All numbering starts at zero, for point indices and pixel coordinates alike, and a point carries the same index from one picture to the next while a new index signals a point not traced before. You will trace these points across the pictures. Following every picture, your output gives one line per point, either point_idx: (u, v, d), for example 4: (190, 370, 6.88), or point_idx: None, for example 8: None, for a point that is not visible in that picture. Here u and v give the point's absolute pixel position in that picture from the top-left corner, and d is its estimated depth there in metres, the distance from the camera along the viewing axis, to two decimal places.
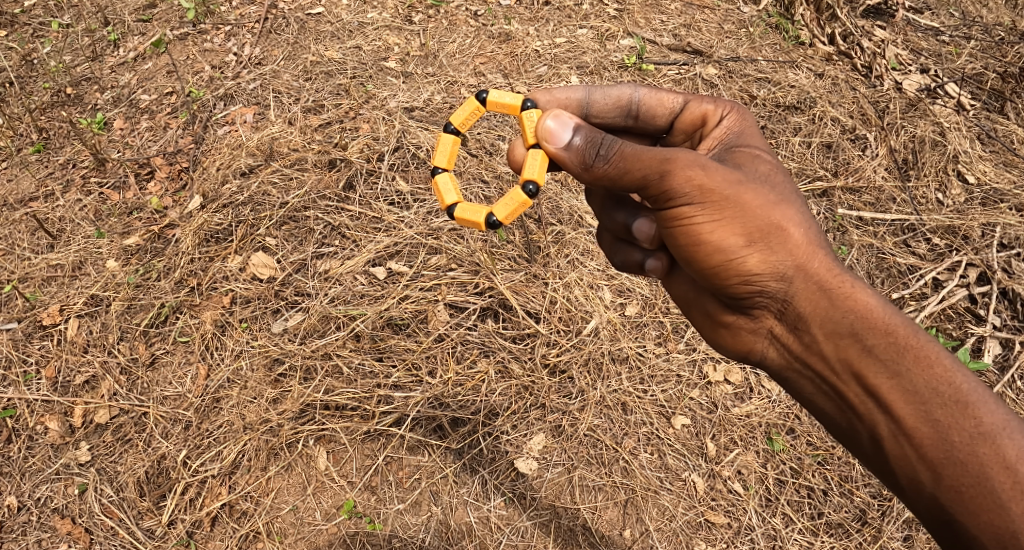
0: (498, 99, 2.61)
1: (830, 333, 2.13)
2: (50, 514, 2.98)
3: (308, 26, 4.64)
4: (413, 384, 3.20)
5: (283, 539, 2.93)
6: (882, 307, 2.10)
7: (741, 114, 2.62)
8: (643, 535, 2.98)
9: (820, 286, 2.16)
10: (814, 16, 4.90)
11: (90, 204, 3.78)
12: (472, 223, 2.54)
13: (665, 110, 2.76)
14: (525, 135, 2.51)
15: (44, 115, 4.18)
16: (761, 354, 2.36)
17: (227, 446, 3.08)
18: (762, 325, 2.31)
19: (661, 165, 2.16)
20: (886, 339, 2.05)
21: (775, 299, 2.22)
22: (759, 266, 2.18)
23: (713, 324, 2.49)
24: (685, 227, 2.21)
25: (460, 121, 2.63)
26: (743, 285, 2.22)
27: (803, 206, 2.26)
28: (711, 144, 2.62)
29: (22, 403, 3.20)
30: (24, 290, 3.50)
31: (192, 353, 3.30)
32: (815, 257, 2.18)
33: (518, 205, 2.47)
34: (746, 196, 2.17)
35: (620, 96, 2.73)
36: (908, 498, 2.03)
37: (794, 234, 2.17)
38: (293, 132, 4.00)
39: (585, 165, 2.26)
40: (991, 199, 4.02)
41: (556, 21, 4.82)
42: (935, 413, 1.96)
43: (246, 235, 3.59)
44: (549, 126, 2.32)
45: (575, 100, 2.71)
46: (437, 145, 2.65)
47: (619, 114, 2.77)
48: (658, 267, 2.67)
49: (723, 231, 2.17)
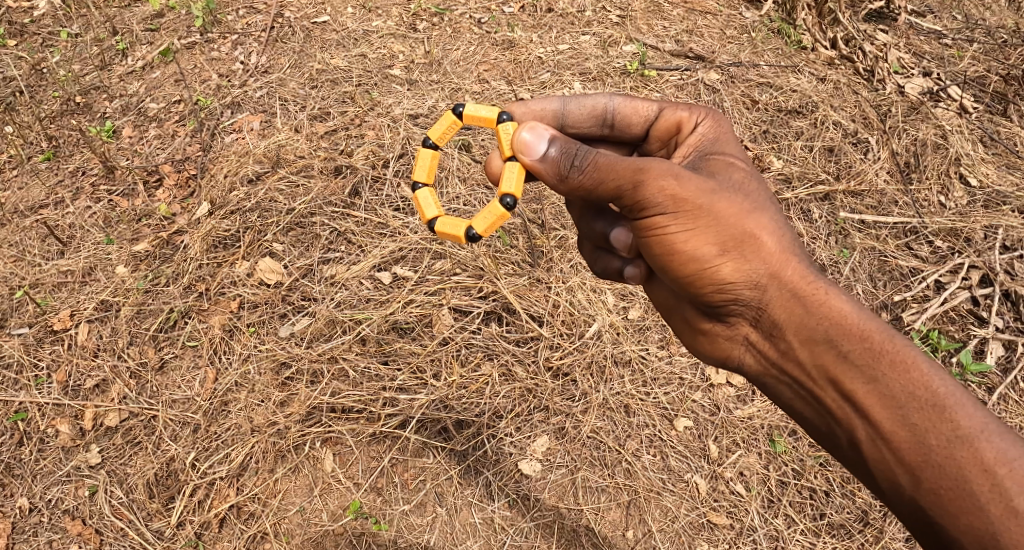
0: (474, 112, 2.63)
1: (805, 339, 2.17)
2: (61, 515, 3.03)
3: (315, 35, 4.69)
4: (418, 387, 3.25)
5: (290, 539, 2.97)
6: (855, 312, 2.13)
7: (717, 120, 2.62)
8: (647, 535, 3.01)
9: (794, 293, 2.18)
10: (816, 21, 4.95)
11: (100, 212, 3.84)
12: (453, 237, 2.60)
13: (640, 118, 2.79)
14: (501, 148, 2.52)
15: (55, 123, 4.25)
16: (738, 361, 2.39)
17: (235, 449, 3.12)
18: (739, 332, 2.34)
19: (634, 175, 2.20)
20: (860, 345, 2.08)
21: (750, 307, 2.25)
22: (734, 275, 2.21)
23: (693, 331, 2.53)
24: (660, 238, 2.24)
25: (437, 135, 2.66)
26: (720, 293, 2.26)
27: (777, 213, 2.28)
28: (685, 152, 2.62)
29: (33, 407, 3.24)
30: (36, 296, 3.55)
31: (201, 357, 3.35)
32: (789, 265, 2.20)
33: (497, 218, 2.52)
34: (720, 205, 2.20)
35: (595, 106, 2.78)
36: (888, 501, 2.06)
37: (766, 242, 2.21)
38: (300, 139, 4.06)
39: (560, 176, 2.32)
40: (994, 201, 4.05)
41: (560, 28, 4.87)
42: (912, 417, 1.99)
43: (253, 241, 3.65)
44: (524, 138, 2.37)
45: (551, 111, 2.76)
46: (417, 159, 2.69)
47: (595, 124, 2.83)
48: (637, 274, 2.68)
49: (698, 241, 2.20)
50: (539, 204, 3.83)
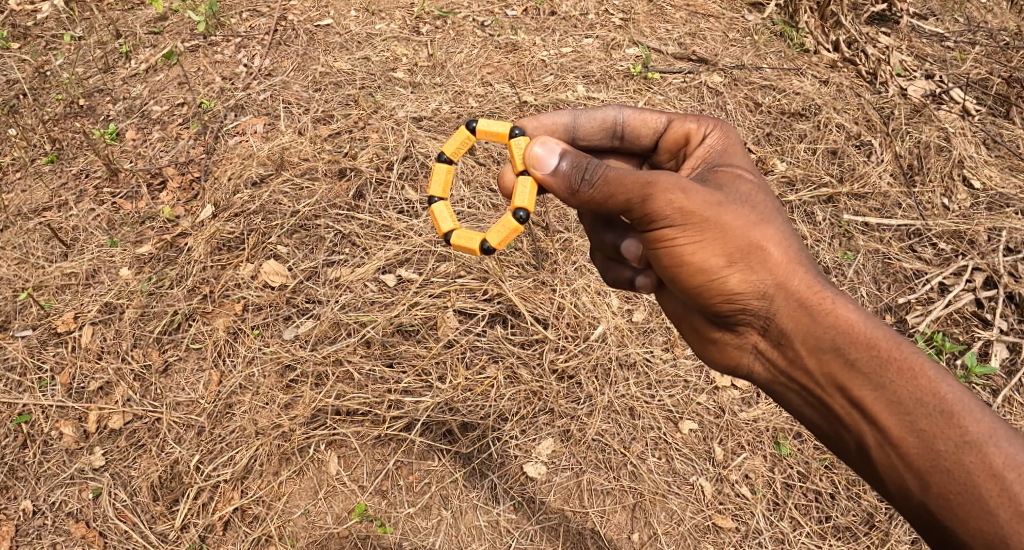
0: (486, 128, 2.66)
1: (812, 348, 2.16)
2: (65, 517, 3.02)
3: (318, 38, 4.70)
4: (423, 389, 3.25)
5: (295, 542, 2.97)
6: (863, 321, 2.12)
7: (725, 131, 2.61)
8: (652, 538, 3.00)
9: (802, 303, 2.18)
10: (818, 24, 4.95)
11: (104, 214, 3.85)
12: (468, 249, 2.61)
13: (649, 130, 2.79)
14: (513, 162, 2.56)
15: (58, 125, 4.25)
16: (747, 368, 2.39)
17: (240, 451, 3.12)
18: (746, 340, 2.34)
19: (643, 188, 2.21)
20: (868, 353, 2.07)
21: (758, 316, 2.25)
22: (741, 285, 2.21)
23: (702, 339, 2.52)
24: (668, 250, 2.24)
25: (451, 150, 2.68)
26: (727, 302, 2.25)
27: (783, 223, 2.27)
28: (694, 164, 2.62)
29: (37, 410, 3.23)
30: (39, 298, 3.55)
31: (205, 360, 3.35)
32: (797, 274, 2.20)
33: (510, 232, 2.53)
34: (726, 217, 2.20)
35: (604, 119, 2.78)
36: (897, 504, 2.06)
37: (773, 253, 2.20)
38: (303, 142, 4.06)
39: (571, 190, 2.36)
40: (997, 204, 4.04)
41: (563, 31, 4.87)
42: (921, 423, 1.98)
43: (258, 243, 3.66)
44: (536, 153, 2.42)
45: (561, 125, 2.79)
46: (432, 174, 2.71)
47: (605, 137, 2.83)
48: (648, 283, 2.71)
49: (705, 252, 2.20)
50: (543, 207, 3.83)
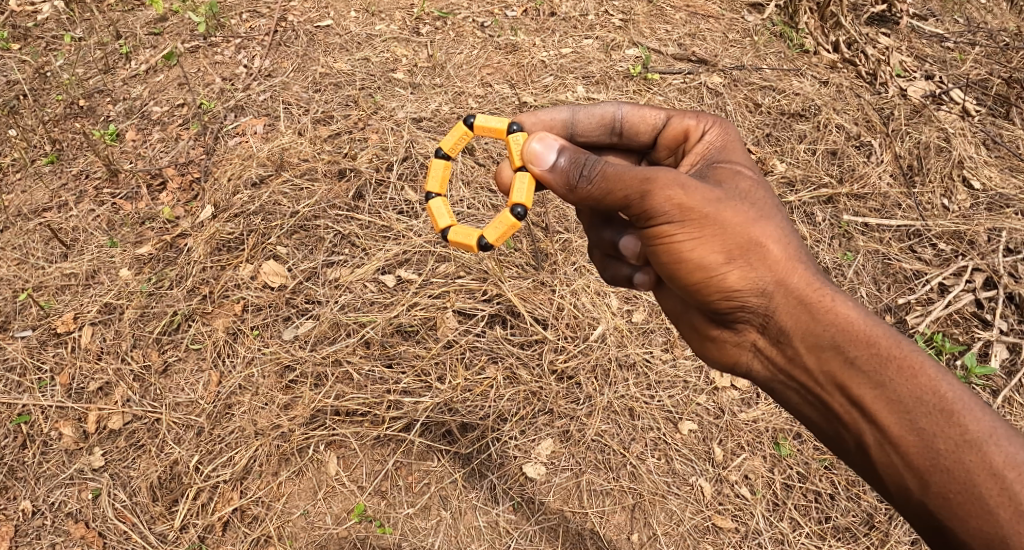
0: (484, 123, 2.65)
1: (812, 345, 2.16)
2: (64, 518, 3.02)
3: (318, 38, 4.70)
4: (422, 390, 3.24)
5: (294, 542, 2.97)
6: (862, 319, 2.12)
7: (724, 128, 2.62)
8: (652, 539, 3.00)
9: (801, 300, 2.18)
10: (818, 25, 4.95)
11: (104, 214, 3.85)
12: (465, 246, 2.61)
13: (648, 127, 2.79)
14: (511, 158, 2.55)
15: (59, 126, 4.25)
16: (746, 367, 2.38)
17: (239, 451, 3.12)
18: (746, 338, 2.33)
19: (642, 185, 2.21)
20: (868, 351, 2.07)
21: (757, 314, 2.24)
22: (741, 282, 2.21)
23: (701, 338, 2.52)
24: (667, 247, 2.24)
25: (448, 146, 2.68)
26: (726, 300, 2.25)
27: (783, 220, 2.27)
28: (693, 160, 2.62)
29: (36, 410, 3.23)
30: (39, 298, 3.55)
31: (205, 360, 3.35)
32: (796, 271, 2.20)
33: (507, 228, 2.51)
34: (725, 214, 2.20)
35: (602, 115, 2.78)
36: (896, 504, 2.06)
37: (772, 250, 2.20)
38: (303, 142, 4.06)
39: (569, 186, 2.36)
40: (997, 204, 4.04)
41: (563, 31, 4.87)
42: (921, 422, 1.98)
43: (257, 244, 3.66)
44: (533, 149, 2.41)
45: (559, 120, 2.78)
46: (429, 170, 2.71)
47: (604, 133, 2.83)
48: (647, 281, 2.71)
49: (704, 249, 2.20)
50: (542, 207, 3.83)
